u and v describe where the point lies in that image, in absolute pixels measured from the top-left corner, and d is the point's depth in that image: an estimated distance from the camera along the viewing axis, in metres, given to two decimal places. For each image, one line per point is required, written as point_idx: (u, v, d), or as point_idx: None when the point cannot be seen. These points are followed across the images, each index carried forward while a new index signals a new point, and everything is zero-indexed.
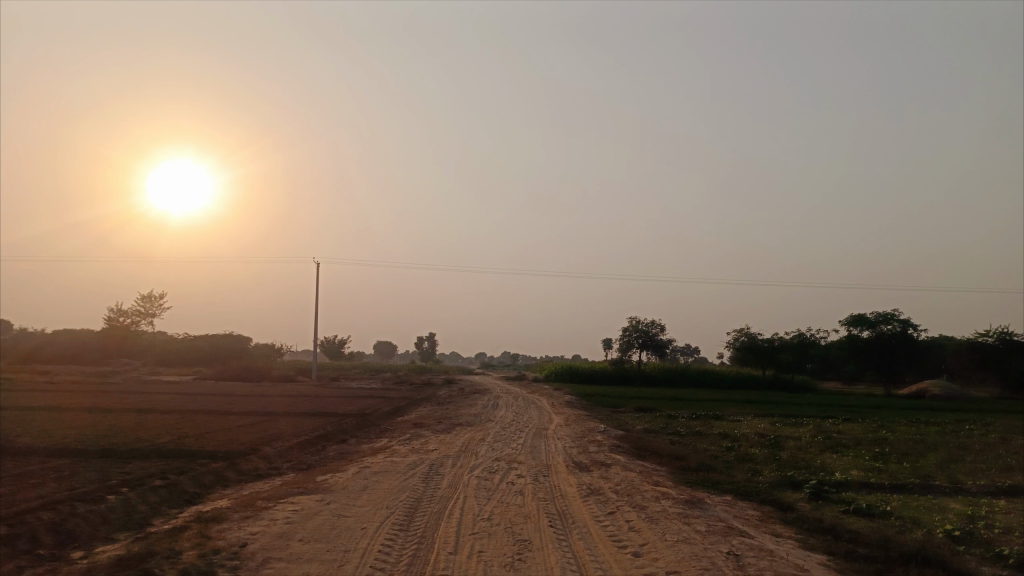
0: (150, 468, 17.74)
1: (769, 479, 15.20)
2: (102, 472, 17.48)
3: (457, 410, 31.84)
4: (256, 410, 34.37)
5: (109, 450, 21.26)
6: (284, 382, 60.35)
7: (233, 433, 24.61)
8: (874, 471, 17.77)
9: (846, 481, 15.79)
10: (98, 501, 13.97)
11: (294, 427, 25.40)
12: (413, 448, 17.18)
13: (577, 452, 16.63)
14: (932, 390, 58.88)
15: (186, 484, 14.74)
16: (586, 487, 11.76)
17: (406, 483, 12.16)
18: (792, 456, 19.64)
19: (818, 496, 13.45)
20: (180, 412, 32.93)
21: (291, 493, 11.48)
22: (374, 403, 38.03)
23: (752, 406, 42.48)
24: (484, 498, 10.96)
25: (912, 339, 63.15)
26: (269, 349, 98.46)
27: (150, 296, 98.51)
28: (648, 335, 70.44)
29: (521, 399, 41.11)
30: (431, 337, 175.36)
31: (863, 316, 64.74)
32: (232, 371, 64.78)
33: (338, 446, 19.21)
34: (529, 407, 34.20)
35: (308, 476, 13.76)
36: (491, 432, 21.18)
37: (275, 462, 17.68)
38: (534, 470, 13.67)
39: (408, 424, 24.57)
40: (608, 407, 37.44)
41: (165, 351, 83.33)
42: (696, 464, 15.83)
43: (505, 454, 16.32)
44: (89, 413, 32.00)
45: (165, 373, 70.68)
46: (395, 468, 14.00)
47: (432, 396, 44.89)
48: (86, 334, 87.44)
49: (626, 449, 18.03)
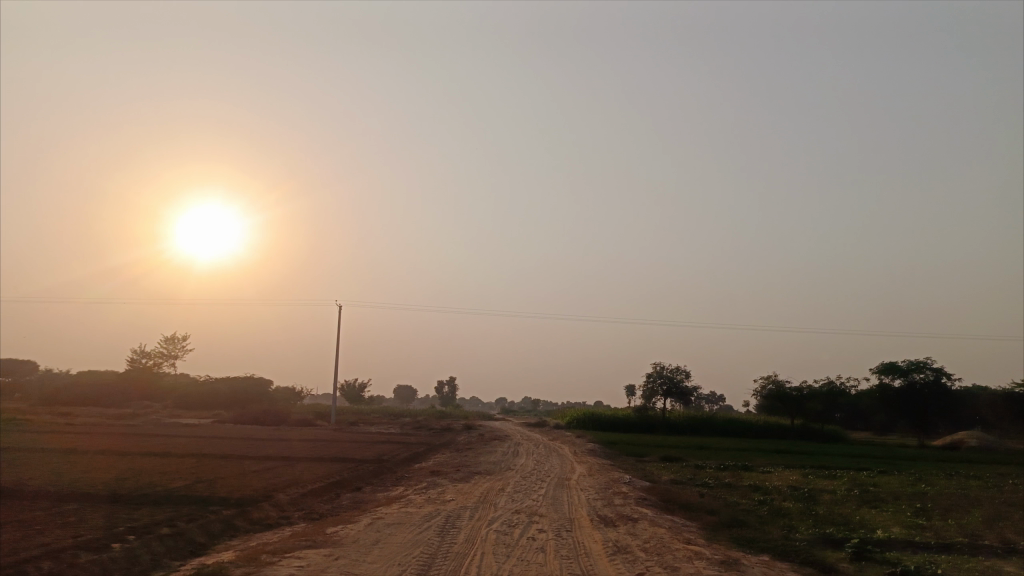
0: (160, 515, 17.21)
1: (806, 536, 14.26)
2: (111, 519, 16.98)
3: (477, 457, 30.99)
4: (273, 454, 33.76)
5: (122, 494, 20.78)
6: (303, 426, 59.73)
7: (248, 479, 24.03)
8: (918, 529, 16.66)
9: (889, 538, 14.81)
10: (102, 550, 13.41)
11: (310, 473, 24.76)
12: (430, 498, 16.49)
13: (601, 505, 15.82)
14: (968, 442, 56.81)
15: (194, 533, 14.16)
16: (613, 545, 10.96)
17: (420, 537, 11.46)
18: (828, 511, 18.60)
19: (860, 557, 12.50)
20: (197, 456, 32.42)
21: (298, 546, 10.83)
22: (392, 449, 37.31)
23: (782, 457, 41.08)
24: (503, 555, 10.22)
25: (945, 388, 61.26)
26: (291, 393, 98.02)
27: (173, 339, 98.93)
28: (671, 381, 69.04)
29: (542, 446, 40.08)
30: (452, 382, 174.36)
31: (893, 364, 63.05)
32: (252, 414, 64.39)
33: (353, 494, 18.56)
34: (551, 456, 33.25)
35: (318, 527, 13.11)
36: (511, 481, 20.41)
37: (288, 510, 17.05)
38: (556, 524, 12.91)
39: (426, 472, 23.82)
40: (632, 456, 36.30)
41: (186, 394, 83.20)
42: (728, 519, 14.92)
43: (526, 505, 15.56)
44: (106, 456, 31.59)
45: (185, 416, 70.42)
46: (410, 519, 13.29)
47: (451, 442, 44.02)
48: (108, 376, 87.75)
49: (653, 502, 17.14)
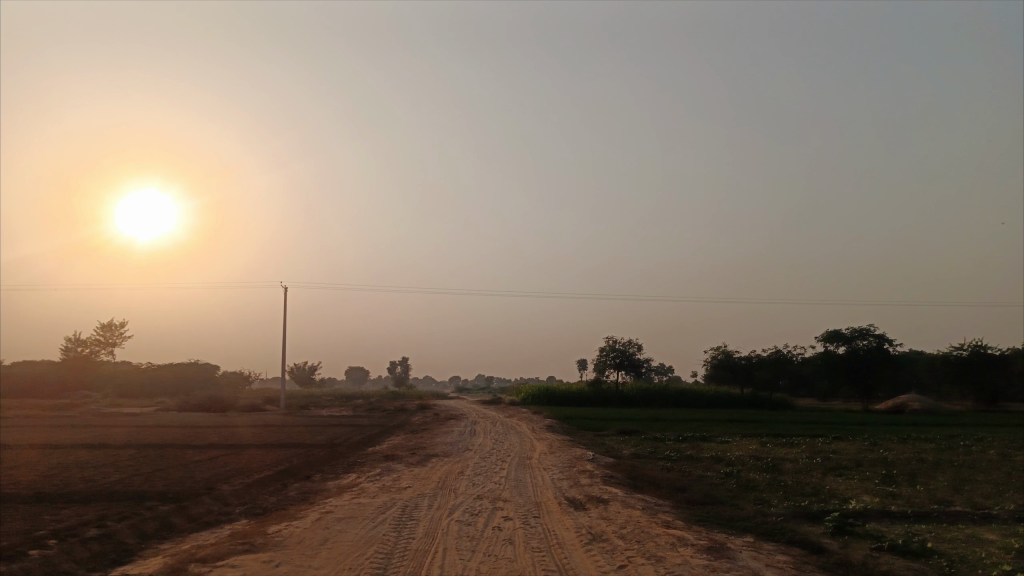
0: (85, 515, 15.64)
1: (782, 510, 13.64)
2: (32, 521, 15.40)
3: (433, 439, 29.88)
4: (218, 442, 32.11)
5: (46, 493, 19.06)
6: (250, 412, 57.69)
7: (189, 469, 22.55)
8: (889, 497, 16.28)
9: (864, 509, 14.29)
10: (16, 558, 11.95)
11: (256, 461, 23.42)
12: (385, 486, 15.38)
13: (568, 486, 14.87)
14: (912, 405, 58.14)
15: (125, 534, 12.86)
16: (587, 532, 10.05)
17: (374, 533, 10.33)
18: (796, 482, 18.13)
19: (842, 532, 11.86)
20: (134, 447, 30.57)
21: (234, 551, 9.51)
22: (344, 432, 36.01)
23: (738, 426, 41.16)
24: (469, 551, 9.16)
25: (887, 353, 62.60)
26: (238, 377, 95.64)
27: (110, 325, 94.91)
28: (624, 354, 68.88)
29: (499, 424, 39.28)
30: (405, 362, 173.02)
31: (838, 332, 64.16)
32: (197, 400, 62.01)
33: (301, 483, 17.28)
34: (508, 434, 32.44)
35: (260, 526, 11.81)
36: (470, 463, 19.49)
37: (231, 503, 15.71)
38: (522, 511, 11.95)
39: (380, 456, 22.78)
40: (590, 430, 35.93)
41: (126, 382, 79.82)
42: (700, 495, 14.22)
43: (487, 490, 14.61)
44: (33, 451, 29.41)
45: (125, 404, 67.55)
46: (363, 512, 12.13)
47: (406, 423, 42.86)
48: (41, 365, 83.69)
49: (620, 480, 16.31)
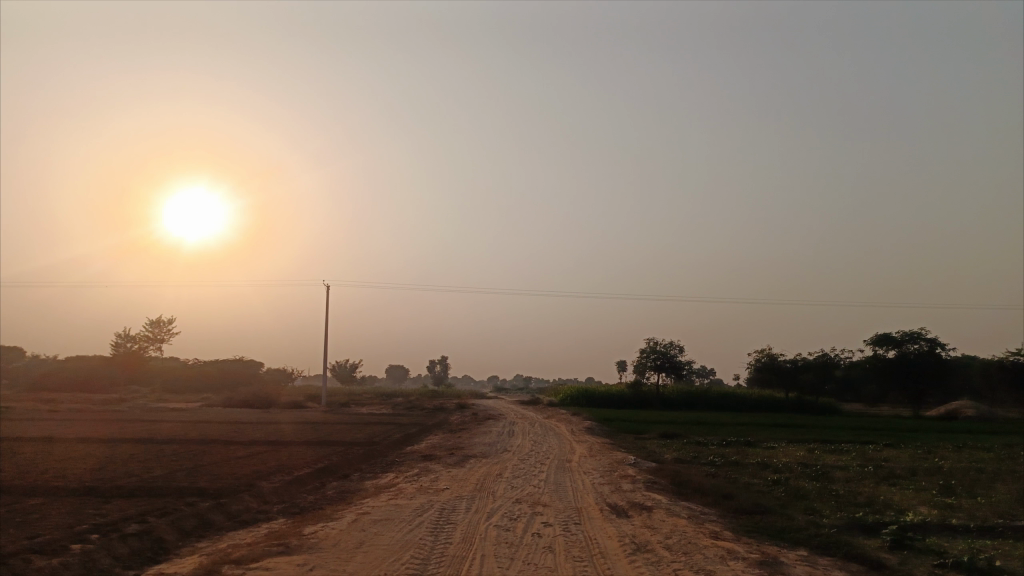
0: (128, 509, 15.80)
1: (835, 522, 13.00)
2: (76, 515, 15.57)
3: (471, 439, 29.66)
4: (260, 438, 32.42)
5: (91, 486, 19.31)
6: (292, 409, 58.31)
7: (230, 465, 22.71)
8: (948, 509, 15.44)
9: (923, 522, 13.55)
10: (58, 552, 12.02)
11: (297, 458, 23.48)
12: (423, 487, 15.14)
13: (609, 492, 14.44)
14: (966, 412, 55.99)
15: (164, 530, 12.87)
16: (631, 542, 9.62)
17: (411, 537, 10.08)
18: (847, 491, 17.38)
19: (901, 546, 11.21)
20: (178, 443, 31.06)
21: (268, 553, 9.34)
22: (383, 431, 36.07)
23: (784, 431, 40.08)
24: (507, 559, 8.84)
25: (939, 358, 60.43)
26: (281, 374, 97.13)
27: (159, 321, 97.18)
28: (665, 356, 67.82)
29: (538, 425, 38.93)
30: (444, 361, 173.76)
31: (888, 335, 62.19)
32: (240, 397, 62.98)
33: (339, 483, 17.17)
34: (547, 435, 32.07)
35: (296, 526, 11.65)
36: (508, 465, 19.18)
37: (270, 501, 15.67)
38: (562, 517, 11.58)
39: (417, 456, 22.62)
40: (630, 433, 35.32)
41: (174, 378, 81.61)
42: (748, 504, 13.66)
43: (526, 493, 14.29)
44: (82, 444, 30.03)
45: (171, 400, 69.02)
46: (399, 514, 11.90)
47: (444, 422, 42.75)
48: (93, 360, 86.16)
49: (663, 486, 15.78)
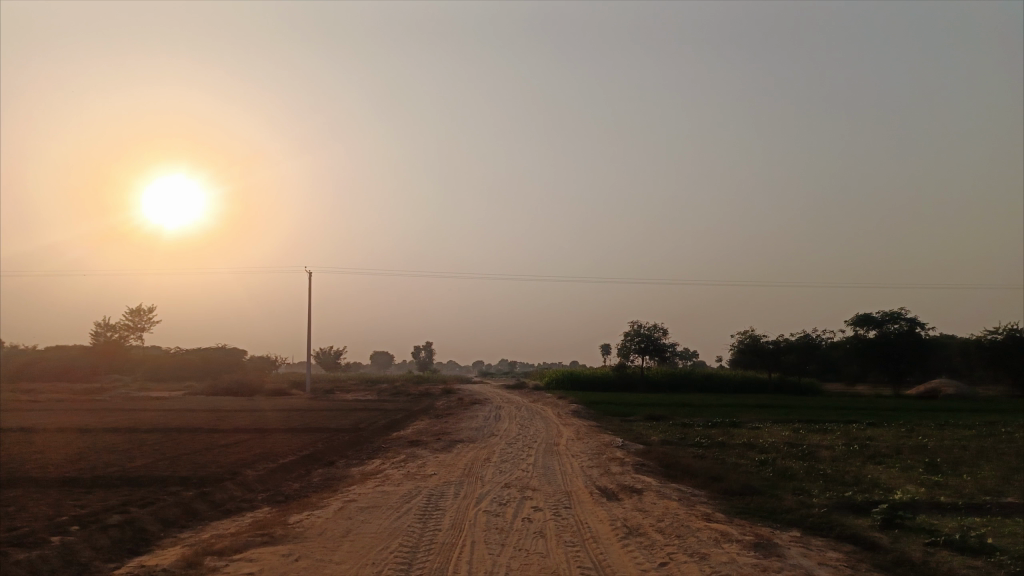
0: (109, 500, 15.48)
1: (824, 501, 12.97)
2: (55, 506, 15.23)
3: (458, 424, 29.50)
4: (244, 426, 32.08)
5: (71, 477, 18.95)
6: (276, 396, 57.87)
7: (214, 454, 22.40)
8: (936, 487, 15.48)
9: (912, 500, 13.55)
10: (36, 545, 11.71)
11: (281, 446, 23.23)
12: (410, 474, 14.93)
13: (598, 475, 14.32)
14: (946, 390, 56.67)
15: (146, 521, 12.59)
16: (623, 526, 9.48)
17: (399, 524, 9.88)
18: (834, 470, 17.41)
19: (892, 525, 11.17)
20: (160, 431, 30.66)
21: (252, 543, 9.09)
22: (369, 416, 35.88)
23: (768, 412, 40.33)
24: (498, 545, 8.65)
25: (920, 337, 61.06)
26: (265, 361, 96.50)
27: (139, 310, 96.07)
28: (649, 338, 68.04)
29: (524, 408, 38.91)
30: (429, 347, 173.50)
31: (869, 315, 62.73)
32: (223, 385, 62.38)
33: (325, 470, 16.92)
34: (533, 419, 31.98)
35: (281, 515, 11.42)
36: (495, 449, 19.03)
37: (254, 490, 15.42)
38: (552, 501, 11.44)
39: (404, 442, 22.43)
40: (616, 416, 35.41)
41: (156, 367, 80.81)
42: (738, 485, 13.60)
43: (515, 477, 14.13)
44: (62, 435, 29.54)
45: (154, 389, 68.32)
46: (386, 501, 11.70)
47: (430, 407, 42.62)
48: (73, 350, 85.07)
49: (652, 469, 15.68)
